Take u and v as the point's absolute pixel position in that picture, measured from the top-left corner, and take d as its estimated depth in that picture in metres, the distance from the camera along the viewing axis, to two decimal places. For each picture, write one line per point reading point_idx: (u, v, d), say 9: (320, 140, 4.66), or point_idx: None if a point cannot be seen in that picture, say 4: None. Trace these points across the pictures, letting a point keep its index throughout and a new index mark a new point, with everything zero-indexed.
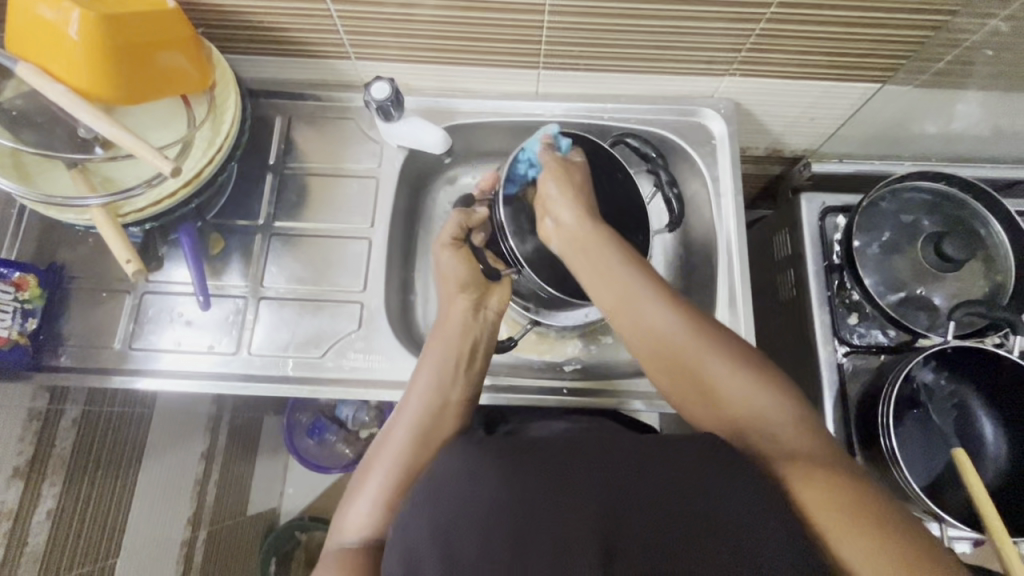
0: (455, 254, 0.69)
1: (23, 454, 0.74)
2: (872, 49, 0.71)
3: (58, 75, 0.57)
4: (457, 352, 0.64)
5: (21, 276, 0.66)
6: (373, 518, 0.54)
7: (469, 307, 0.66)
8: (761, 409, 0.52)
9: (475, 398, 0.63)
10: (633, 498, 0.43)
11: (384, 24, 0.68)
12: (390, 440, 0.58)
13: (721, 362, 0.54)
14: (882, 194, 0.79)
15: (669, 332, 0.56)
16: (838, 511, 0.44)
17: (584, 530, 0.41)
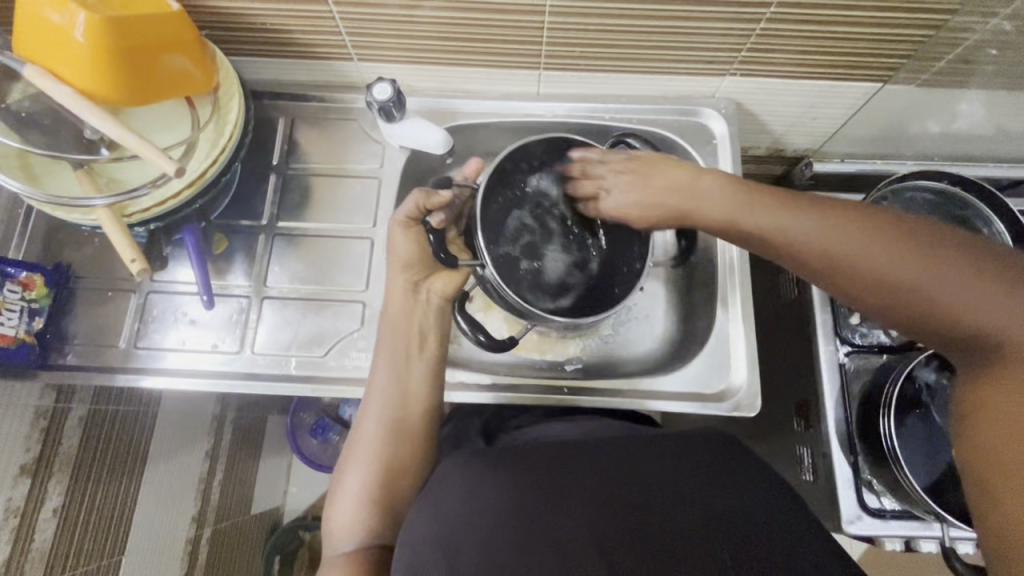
0: (411, 236, 0.67)
1: (31, 451, 0.75)
2: (873, 48, 0.71)
3: (65, 77, 0.57)
4: (404, 341, 0.65)
5: (28, 275, 0.67)
6: (358, 518, 0.57)
7: (410, 286, 0.67)
8: (949, 300, 0.44)
9: (435, 380, 0.65)
10: (612, 499, 0.47)
11: (385, 26, 0.68)
12: (360, 438, 0.61)
13: (896, 268, 0.45)
14: (884, 193, 0.78)
15: (824, 247, 0.49)
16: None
17: (565, 527, 0.45)
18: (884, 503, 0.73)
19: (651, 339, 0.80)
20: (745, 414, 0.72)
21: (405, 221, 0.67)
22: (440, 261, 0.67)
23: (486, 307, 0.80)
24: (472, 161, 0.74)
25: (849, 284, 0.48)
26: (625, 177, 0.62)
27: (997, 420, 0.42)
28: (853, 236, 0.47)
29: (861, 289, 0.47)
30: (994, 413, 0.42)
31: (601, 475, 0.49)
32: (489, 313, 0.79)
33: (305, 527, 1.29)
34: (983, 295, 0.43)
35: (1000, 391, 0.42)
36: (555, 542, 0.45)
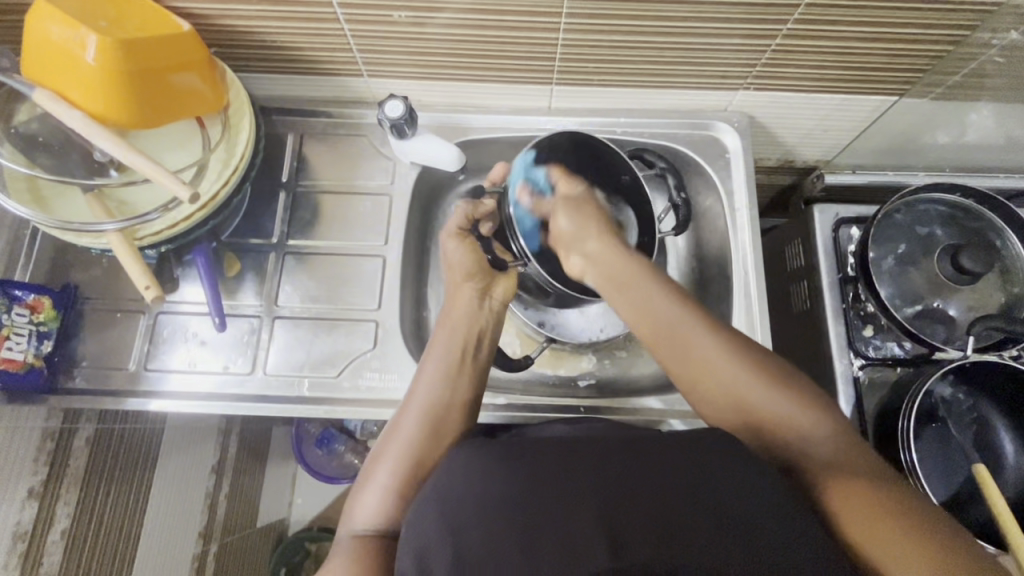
0: (463, 245, 0.70)
1: (38, 475, 0.74)
2: (886, 62, 0.70)
3: (76, 101, 0.57)
4: (462, 344, 0.63)
5: (36, 298, 0.66)
6: (384, 508, 0.53)
7: (476, 295, 0.66)
8: (786, 423, 0.52)
9: (482, 389, 0.62)
10: (637, 500, 0.46)
11: (398, 43, 0.68)
12: (400, 429, 0.57)
13: (751, 386, 0.53)
14: (897, 206, 0.77)
15: (693, 352, 0.55)
16: (869, 517, 0.46)
17: (585, 522, 0.44)
18: None
19: None
20: None
21: (459, 232, 0.70)
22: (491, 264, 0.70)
23: None
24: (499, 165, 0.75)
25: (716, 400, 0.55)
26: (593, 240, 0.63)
27: (846, 519, 0.47)
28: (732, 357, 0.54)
29: (742, 412, 0.54)
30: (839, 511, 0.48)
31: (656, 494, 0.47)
32: (501, 329, 0.79)
33: (311, 538, 1.26)
34: (798, 416, 0.52)
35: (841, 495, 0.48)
36: (571, 531, 0.44)
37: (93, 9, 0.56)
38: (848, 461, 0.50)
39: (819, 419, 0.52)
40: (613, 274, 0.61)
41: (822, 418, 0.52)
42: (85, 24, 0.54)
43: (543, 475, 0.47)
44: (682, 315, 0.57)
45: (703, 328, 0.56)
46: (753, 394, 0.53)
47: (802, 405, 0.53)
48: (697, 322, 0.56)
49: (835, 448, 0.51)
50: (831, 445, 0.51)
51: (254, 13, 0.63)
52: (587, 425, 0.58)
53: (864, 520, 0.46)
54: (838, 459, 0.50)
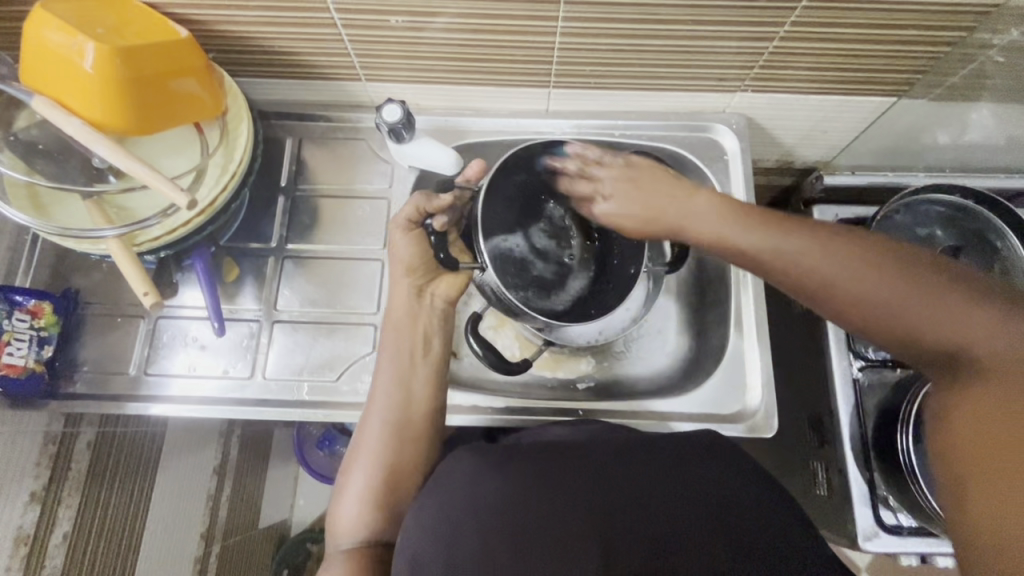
0: (411, 237, 0.67)
1: (40, 478, 0.74)
2: (885, 63, 0.70)
3: (75, 109, 0.57)
4: (411, 345, 0.65)
5: (37, 303, 0.66)
6: (363, 517, 0.56)
7: (415, 291, 0.67)
8: (947, 328, 0.43)
9: (441, 384, 0.64)
10: (620, 505, 0.47)
11: (395, 47, 0.68)
12: (365, 439, 0.60)
13: (894, 296, 0.44)
14: (898, 206, 0.77)
15: (815, 273, 0.46)
16: (999, 443, 0.39)
17: (576, 529, 0.46)
18: (901, 519, 0.72)
19: (661, 354, 0.80)
20: (761, 434, 0.71)
21: (406, 224, 0.67)
22: (440, 262, 0.67)
23: (497, 324, 0.79)
24: (474, 161, 0.71)
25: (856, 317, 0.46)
26: (624, 185, 0.59)
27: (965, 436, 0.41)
28: (853, 269, 0.45)
29: (893, 330, 0.45)
30: (965, 428, 0.42)
31: (609, 485, 0.48)
32: (501, 333, 0.79)
33: (314, 539, 1.25)
34: (972, 315, 0.42)
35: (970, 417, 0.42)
36: (564, 536, 0.45)
37: (91, 17, 0.56)
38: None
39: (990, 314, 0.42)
40: (646, 212, 0.56)
41: (989, 317, 0.42)
42: (83, 32, 0.54)
43: (538, 481, 0.48)
44: (785, 237, 0.48)
45: (810, 240, 0.47)
46: (897, 301, 0.44)
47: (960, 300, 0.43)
48: (800, 233, 0.48)
49: (1005, 348, 0.41)
50: (1009, 346, 0.41)
51: (251, 18, 0.63)
52: (585, 427, 0.60)
53: (980, 443, 0.40)
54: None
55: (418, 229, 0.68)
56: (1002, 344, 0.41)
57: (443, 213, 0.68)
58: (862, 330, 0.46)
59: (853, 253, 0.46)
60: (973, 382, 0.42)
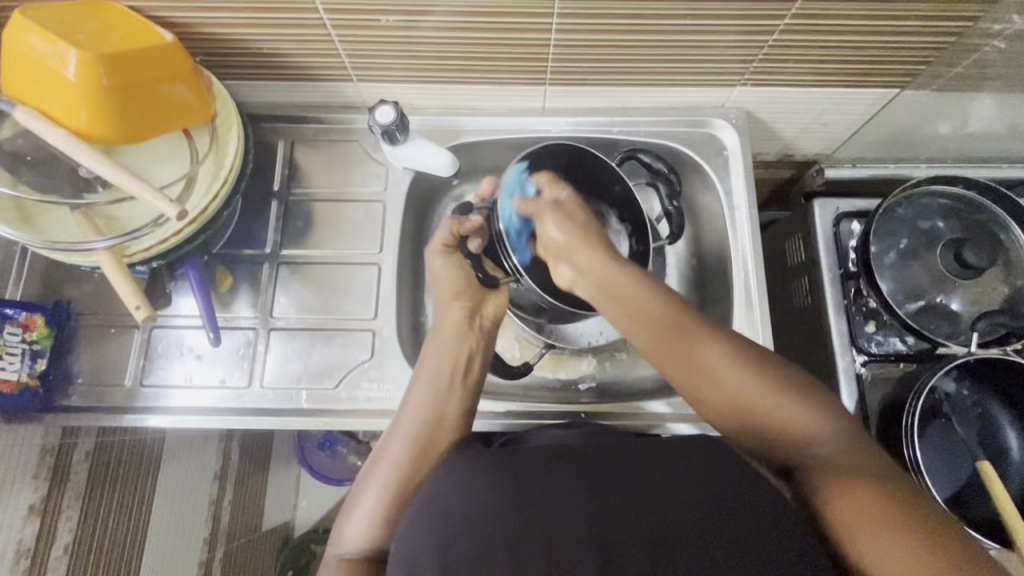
0: (451, 262, 0.68)
1: (38, 491, 0.73)
2: (886, 54, 0.69)
3: (59, 118, 0.56)
4: (451, 365, 0.63)
5: (28, 316, 0.65)
6: (373, 530, 0.55)
7: (464, 316, 0.65)
8: (793, 425, 0.51)
9: (473, 410, 0.62)
10: (638, 527, 0.45)
11: (386, 47, 0.66)
12: (389, 451, 0.58)
13: (754, 386, 0.53)
14: (899, 200, 0.76)
15: (693, 358, 0.55)
16: (869, 509, 0.45)
17: (585, 548, 0.44)
18: None
19: None
20: None
21: (443, 248, 0.69)
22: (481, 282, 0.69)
23: (497, 327, 0.78)
24: (487, 179, 0.73)
25: (721, 399, 0.54)
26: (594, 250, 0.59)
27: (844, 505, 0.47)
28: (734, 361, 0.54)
29: (743, 415, 0.53)
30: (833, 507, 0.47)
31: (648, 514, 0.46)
32: (499, 335, 0.78)
33: (317, 539, 1.25)
34: (811, 421, 0.51)
35: (839, 492, 0.47)
36: (564, 550, 0.44)
37: (72, 23, 0.55)
38: (856, 466, 0.49)
39: (829, 427, 0.51)
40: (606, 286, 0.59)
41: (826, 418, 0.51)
42: (65, 40, 0.53)
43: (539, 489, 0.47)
44: (678, 323, 0.56)
45: (713, 341, 0.55)
46: (753, 394, 0.52)
47: (805, 410, 0.51)
48: (702, 329, 0.55)
49: (842, 450, 0.50)
50: (836, 450, 0.50)
51: (237, 20, 0.61)
52: (588, 430, 0.59)
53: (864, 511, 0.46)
54: (844, 461, 0.49)
55: (455, 253, 0.69)
56: (841, 442, 0.50)
57: (477, 236, 0.70)
58: (719, 412, 0.54)
59: (732, 346, 0.55)
60: (821, 474, 0.49)
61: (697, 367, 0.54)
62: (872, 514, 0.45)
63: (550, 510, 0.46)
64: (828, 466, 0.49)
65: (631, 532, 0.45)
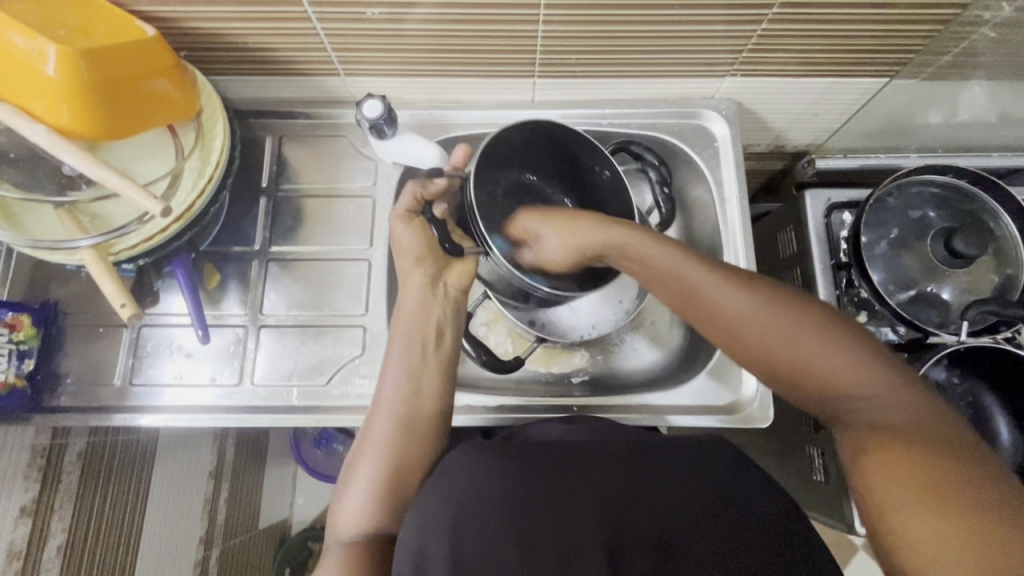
0: (413, 228, 0.66)
1: (29, 492, 0.73)
2: (875, 43, 0.69)
3: (39, 115, 0.55)
4: (422, 339, 0.63)
5: (15, 316, 0.64)
6: (369, 513, 0.55)
7: (428, 280, 0.66)
8: (840, 374, 0.47)
9: (449, 379, 0.63)
10: (621, 496, 0.47)
11: (373, 41, 0.66)
12: (373, 432, 0.59)
13: (792, 335, 0.48)
14: (890, 189, 0.76)
15: (724, 309, 0.50)
16: (903, 477, 0.43)
17: (580, 521, 0.46)
18: None
19: (656, 347, 0.79)
20: (756, 425, 0.71)
21: (406, 215, 0.67)
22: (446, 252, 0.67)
23: (488, 321, 0.78)
24: (460, 148, 0.70)
25: (756, 351, 0.50)
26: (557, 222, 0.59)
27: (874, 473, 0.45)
28: (768, 310, 0.49)
29: (787, 367, 0.49)
30: (866, 468, 0.45)
31: (634, 491, 0.48)
32: (492, 329, 0.78)
33: (315, 537, 1.24)
34: (855, 367, 0.47)
35: (870, 454, 0.45)
36: (567, 529, 0.45)
37: (50, 18, 0.54)
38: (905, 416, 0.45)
39: (878, 370, 0.47)
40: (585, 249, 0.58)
41: (865, 365, 0.47)
42: (43, 34, 0.52)
43: (531, 474, 0.48)
44: (701, 275, 0.52)
45: (734, 284, 0.51)
46: (788, 344, 0.48)
47: (849, 351, 0.48)
48: (731, 278, 0.51)
49: (890, 401, 0.46)
50: (885, 399, 0.46)
51: (220, 14, 0.60)
52: (587, 424, 0.60)
53: (894, 475, 0.43)
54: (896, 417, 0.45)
55: (417, 218, 0.67)
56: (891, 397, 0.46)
57: (440, 201, 0.69)
58: (756, 366, 0.51)
59: (758, 293, 0.50)
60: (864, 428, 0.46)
61: (729, 318, 0.50)
62: (912, 482, 0.42)
63: (546, 501, 0.47)
64: (864, 421, 0.46)
65: (617, 505, 0.47)
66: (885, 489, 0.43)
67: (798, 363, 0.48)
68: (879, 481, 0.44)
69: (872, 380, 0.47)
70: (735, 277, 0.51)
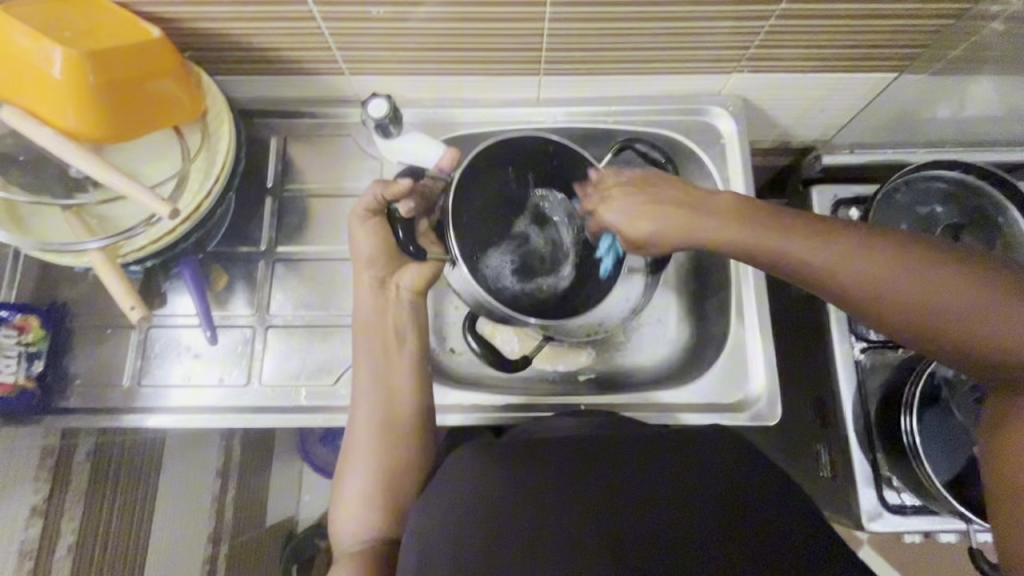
0: (371, 229, 0.66)
1: (39, 492, 0.75)
2: (884, 38, 0.68)
3: (47, 118, 0.55)
4: (382, 341, 0.64)
5: (23, 318, 0.65)
6: (364, 519, 0.56)
7: (379, 284, 0.66)
8: (965, 312, 0.42)
9: (419, 375, 0.63)
10: (595, 494, 0.47)
11: (377, 39, 0.65)
12: (353, 439, 0.60)
13: (897, 277, 0.44)
14: (899, 184, 0.75)
15: (815, 264, 0.48)
16: None
17: (555, 526, 0.45)
18: (904, 498, 0.72)
19: (662, 344, 0.79)
20: (767, 422, 0.71)
21: (365, 214, 0.66)
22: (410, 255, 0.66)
23: (493, 321, 0.78)
24: (448, 151, 0.70)
25: (861, 303, 0.46)
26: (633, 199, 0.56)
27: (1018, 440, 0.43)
28: (860, 256, 0.46)
29: (903, 314, 0.45)
30: (1017, 449, 0.43)
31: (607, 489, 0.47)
32: (498, 329, 0.77)
33: None
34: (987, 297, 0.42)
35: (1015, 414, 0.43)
36: (541, 534, 0.45)
37: (57, 20, 0.54)
38: None
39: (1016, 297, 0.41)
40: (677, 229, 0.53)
41: (999, 291, 0.42)
42: (49, 36, 0.52)
43: (538, 472, 0.48)
44: (779, 237, 0.49)
45: (822, 238, 0.48)
46: (900, 285, 0.44)
47: (971, 280, 0.42)
48: (815, 234, 0.48)
49: None
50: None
51: (225, 14, 0.60)
52: (590, 418, 0.60)
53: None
54: None
55: (379, 219, 0.67)
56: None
57: (408, 200, 0.67)
58: (864, 317, 0.47)
59: (850, 243, 0.47)
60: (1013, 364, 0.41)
61: (823, 275, 0.47)
62: None
63: (554, 500, 0.46)
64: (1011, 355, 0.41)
65: (593, 508, 0.46)
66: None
67: (902, 305, 0.44)
68: (1023, 447, 0.43)
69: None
70: (816, 230, 0.48)
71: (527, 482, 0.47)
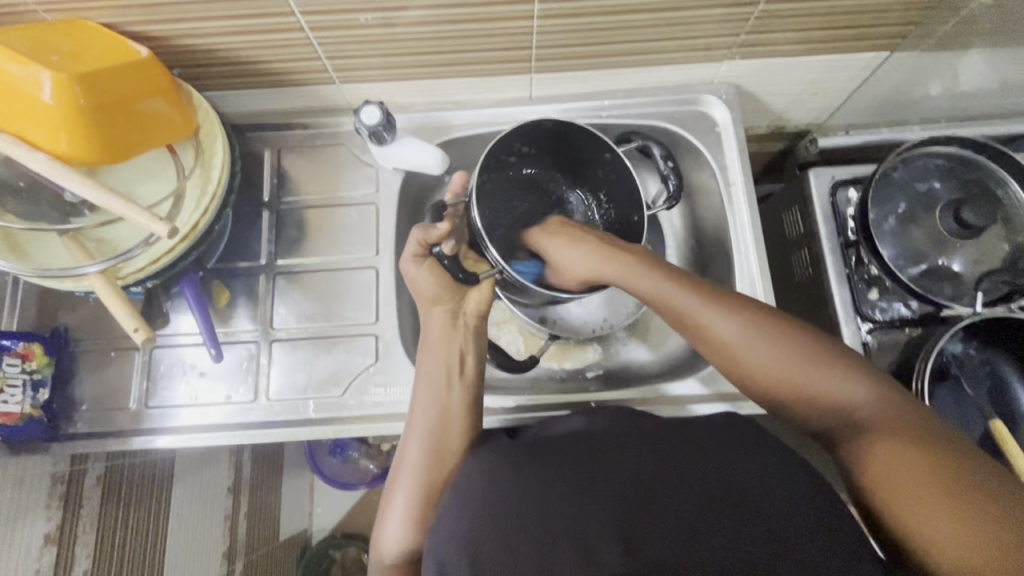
0: (426, 271, 0.64)
1: (53, 520, 0.72)
2: (872, 17, 0.68)
3: (37, 142, 0.54)
4: (445, 370, 0.61)
5: (26, 346, 0.64)
6: (406, 535, 0.54)
7: (447, 316, 0.63)
8: (832, 390, 0.51)
9: (477, 406, 0.61)
10: (659, 510, 0.45)
11: (365, 46, 0.65)
12: (405, 458, 0.58)
13: (783, 357, 0.52)
14: (895, 163, 0.75)
15: (700, 317, 0.56)
16: (910, 473, 0.44)
17: (608, 541, 0.44)
18: None
19: (669, 336, 0.79)
20: None
21: (415, 258, 0.65)
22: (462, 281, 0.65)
23: (498, 322, 0.78)
24: (456, 176, 0.70)
25: (739, 365, 0.54)
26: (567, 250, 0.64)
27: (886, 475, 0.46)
28: (760, 329, 0.54)
29: (782, 385, 0.52)
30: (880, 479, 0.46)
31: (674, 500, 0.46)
32: (504, 328, 0.77)
33: (336, 544, 1.25)
34: (844, 383, 0.50)
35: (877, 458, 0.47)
36: (597, 535, 0.44)
37: (42, 43, 0.54)
38: (893, 416, 0.48)
39: (863, 384, 0.50)
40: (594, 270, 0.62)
41: (854, 380, 0.50)
42: (37, 61, 0.51)
43: (553, 471, 0.48)
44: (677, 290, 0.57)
45: (713, 304, 0.55)
46: (778, 356, 0.52)
47: (839, 369, 0.51)
48: (716, 301, 0.55)
49: (875, 406, 0.49)
50: (875, 408, 0.49)
51: (211, 30, 0.60)
52: (601, 411, 0.57)
53: (905, 481, 0.44)
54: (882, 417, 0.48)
55: (429, 260, 0.65)
56: (875, 409, 0.49)
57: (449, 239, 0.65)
58: (742, 380, 0.55)
59: (745, 315, 0.55)
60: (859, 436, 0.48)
61: (719, 339, 0.55)
62: (914, 477, 0.44)
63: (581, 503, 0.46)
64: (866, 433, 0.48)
65: (650, 508, 0.46)
66: (888, 485, 0.45)
67: (775, 375, 0.52)
68: (893, 486, 0.45)
69: (871, 398, 0.50)
70: (713, 297, 0.56)
71: (542, 484, 0.47)
